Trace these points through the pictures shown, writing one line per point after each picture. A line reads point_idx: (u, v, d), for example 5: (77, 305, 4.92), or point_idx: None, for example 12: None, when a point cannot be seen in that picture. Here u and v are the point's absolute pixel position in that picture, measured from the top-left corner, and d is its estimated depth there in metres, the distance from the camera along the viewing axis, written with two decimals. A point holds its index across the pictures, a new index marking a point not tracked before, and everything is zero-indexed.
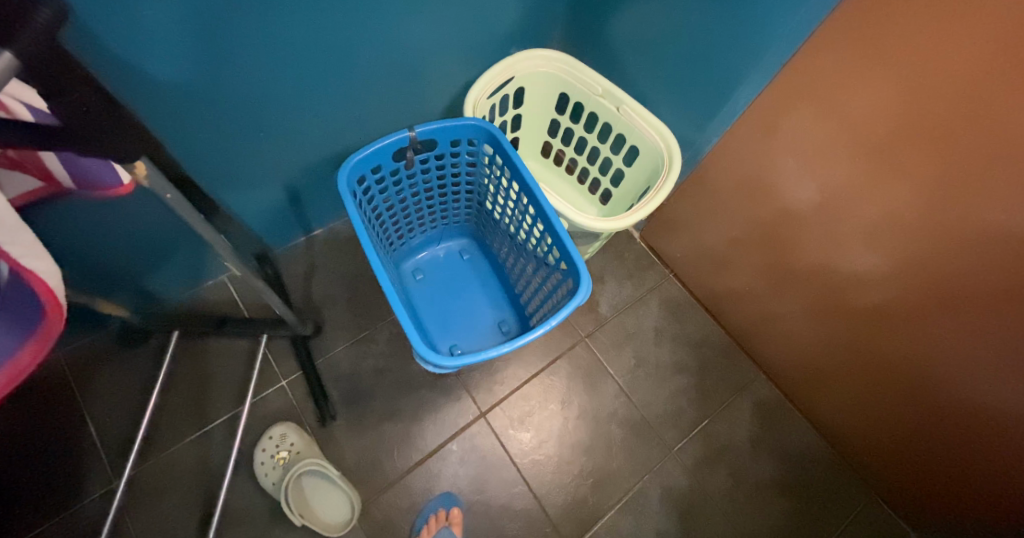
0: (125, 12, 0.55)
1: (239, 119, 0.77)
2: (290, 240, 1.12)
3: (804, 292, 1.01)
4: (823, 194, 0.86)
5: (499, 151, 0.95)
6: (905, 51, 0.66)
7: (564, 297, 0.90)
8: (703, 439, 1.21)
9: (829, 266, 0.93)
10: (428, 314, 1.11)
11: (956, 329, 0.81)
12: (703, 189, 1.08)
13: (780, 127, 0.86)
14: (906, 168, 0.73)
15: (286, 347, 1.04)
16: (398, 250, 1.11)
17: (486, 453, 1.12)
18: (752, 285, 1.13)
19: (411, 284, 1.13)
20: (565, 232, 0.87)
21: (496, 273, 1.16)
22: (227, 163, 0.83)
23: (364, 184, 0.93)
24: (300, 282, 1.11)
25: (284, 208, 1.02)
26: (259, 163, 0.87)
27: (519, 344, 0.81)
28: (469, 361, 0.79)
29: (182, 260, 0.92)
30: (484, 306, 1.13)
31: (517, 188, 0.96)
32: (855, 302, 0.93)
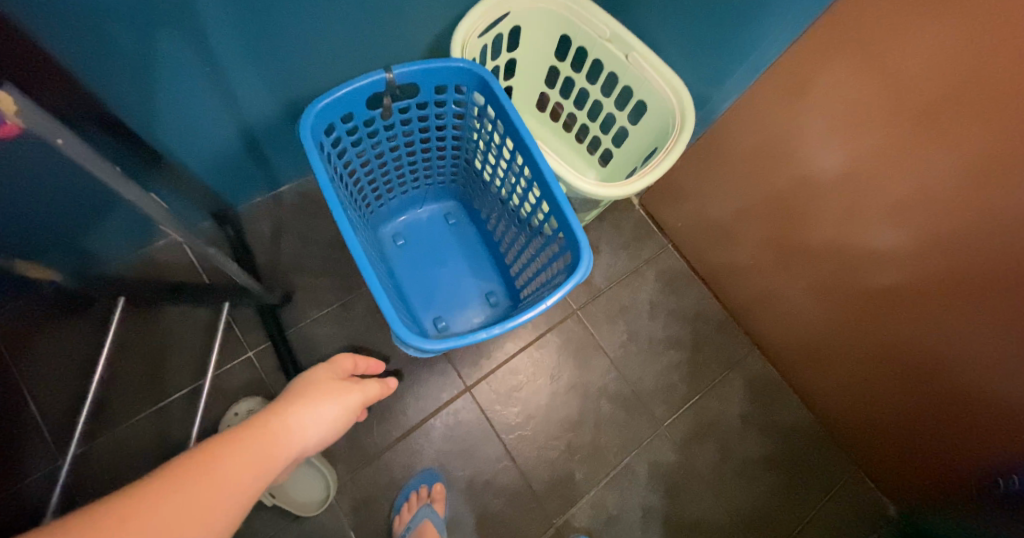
0: None
1: (175, 48, 0.64)
2: (252, 196, 1.00)
3: (813, 270, 0.95)
4: (847, 166, 0.78)
5: (490, 101, 0.84)
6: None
7: (559, 272, 0.82)
8: (694, 415, 1.17)
9: (845, 244, 0.86)
10: (409, 283, 1.03)
11: (975, 320, 0.75)
12: (712, 154, 0.99)
13: (807, 88, 0.77)
14: (953, 134, 0.64)
15: (251, 317, 0.95)
16: (377, 212, 1.01)
17: (471, 429, 1.07)
18: (757, 260, 1.06)
19: (390, 250, 1.04)
20: (564, 198, 0.78)
21: (484, 240, 1.08)
22: (160, 98, 0.70)
23: (335, 135, 0.81)
24: (267, 244, 1.00)
25: (244, 158, 0.90)
26: (201, 102, 0.75)
27: (510, 326, 0.73)
28: (452, 343, 0.71)
29: (124, 215, 0.82)
30: (470, 276, 1.05)
31: (510, 146, 0.86)
32: (869, 284, 0.87)
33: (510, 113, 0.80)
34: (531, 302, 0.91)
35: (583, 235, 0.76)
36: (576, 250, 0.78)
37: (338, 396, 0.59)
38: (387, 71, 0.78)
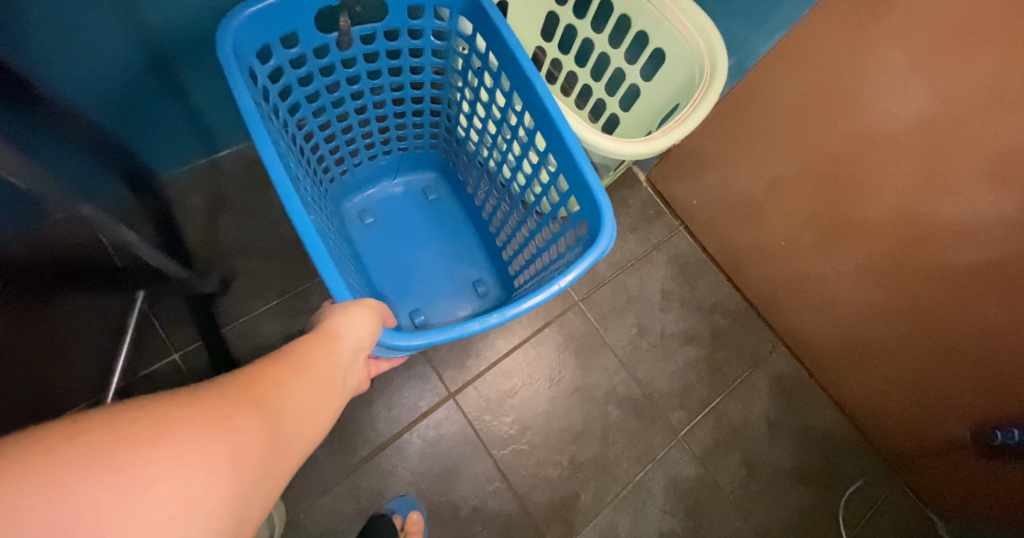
0: None
1: None
2: (182, 162, 0.81)
3: (866, 247, 0.79)
4: (931, 114, 0.62)
5: (481, 27, 0.66)
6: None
7: (568, 247, 0.65)
8: (715, 422, 1.01)
9: (914, 213, 0.70)
10: (379, 268, 0.85)
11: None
12: (744, 112, 0.83)
13: (883, 15, 0.61)
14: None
15: (180, 310, 0.76)
16: (338, 183, 0.83)
17: (456, 443, 0.89)
18: (793, 239, 0.90)
19: (356, 229, 0.86)
20: (577, 148, 0.61)
21: (472, 219, 0.90)
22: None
23: (274, 64, 0.62)
24: (201, 221, 0.81)
25: (163, 105, 0.72)
26: (87, 9, 0.55)
27: (510, 315, 0.56)
28: (431, 338, 0.54)
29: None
30: (455, 262, 0.87)
31: (505, 88, 0.68)
32: (945, 262, 0.71)
33: (507, 38, 0.63)
34: (531, 289, 0.74)
35: (604, 198, 0.59)
36: (595, 217, 0.61)
37: None
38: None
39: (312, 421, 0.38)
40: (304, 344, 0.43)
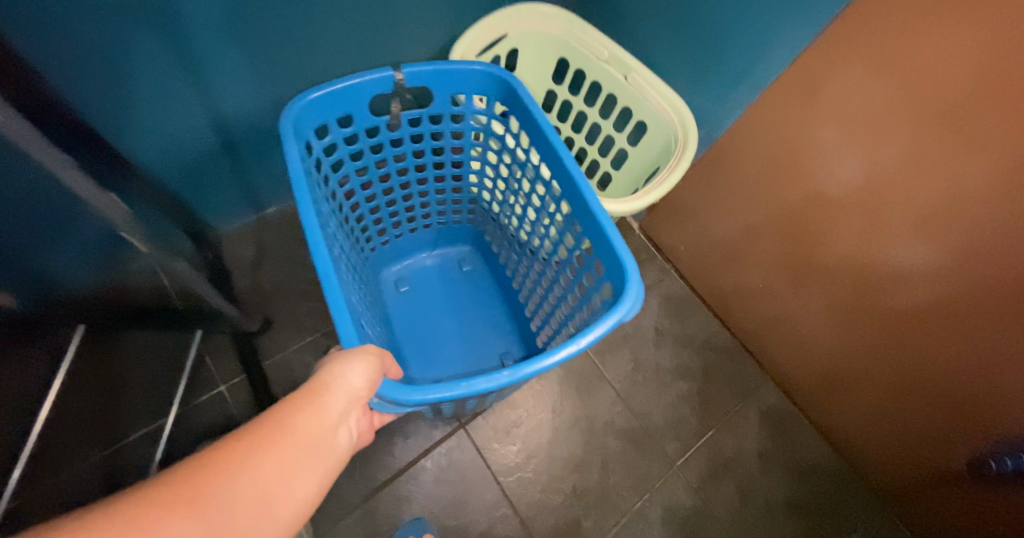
0: None
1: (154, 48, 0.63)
2: (234, 218, 0.95)
3: (828, 290, 0.89)
4: (865, 176, 0.74)
5: (515, 110, 0.77)
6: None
7: (592, 311, 0.69)
8: (708, 453, 1.08)
9: (863, 259, 0.81)
10: (407, 332, 0.96)
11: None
12: (717, 171, 0.95)
13: (820, 96, 0.73)
14: (979, 119, 0.59)
15: (227, 347, 0.87)
16: (379, 253, 0.96)
17: (466, 470, 0.97)
18: (769, 284, 1.00)
19: (393, 296, 0.98)
20: (605, 218, 0.67)
21: (500, 287, 1.01)
22: (137, 91, 0.67)
23: (329, 139, 0.74)
24: (247, 267, 0.94)
25: (224, 171, 0.86)
26: (180, 100, 0.72)
27: (520, 374, 0.55)
28: (439, 394, 0.53)
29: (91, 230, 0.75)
30: (482, 328, 0.98)
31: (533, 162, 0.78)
32: (895, 301, 0.81)
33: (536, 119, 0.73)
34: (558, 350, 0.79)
35: (629, 260, 0.64)
36: (619, 276, 0.65)
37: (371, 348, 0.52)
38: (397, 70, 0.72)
39: (272, 503, 0.37)
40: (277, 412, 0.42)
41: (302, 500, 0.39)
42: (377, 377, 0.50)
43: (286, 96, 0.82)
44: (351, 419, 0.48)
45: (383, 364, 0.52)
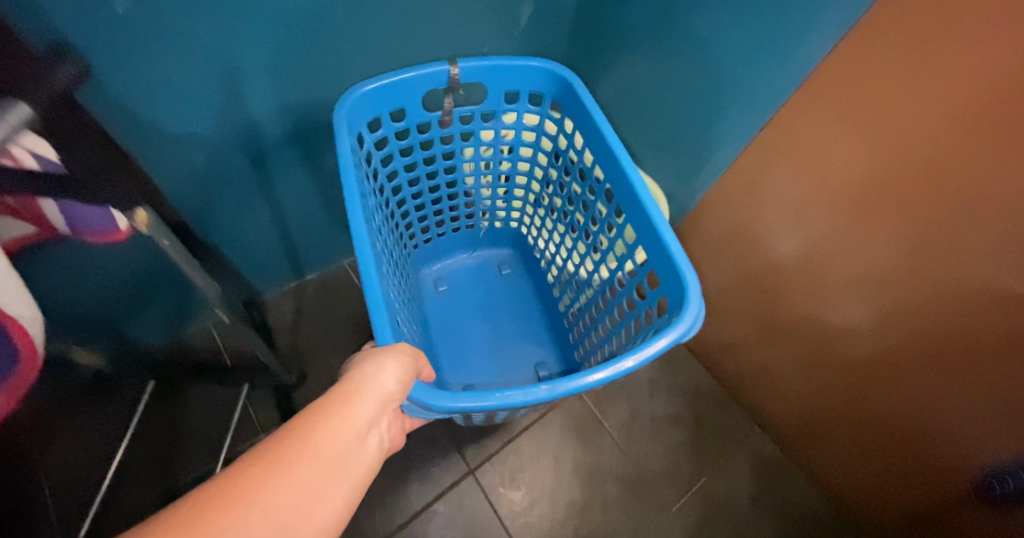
0: (133, 66, 0.58)
1: (243, 171, 0.81)
2: (280, 283, 1.09)
3: (793, 343, 1.00)
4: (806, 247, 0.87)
5: (567, 104, 0.88)
6: (901, 83, 0.64)
7: (644, 324, 0.78)
8: (702, 498, 1.16)
9: (817, 318, 0.92)
10: (444, 327, 1.08)
11: (949, 389, 0.78)
12: (694, 239, 1.09)
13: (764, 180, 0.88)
14: (893, 208, 0.71)
15: (267, 398, 0.99)
16: (421, 250, 1.10)
17: (475, 514, 1.06)
18: (744, 337, 1.11)
19: (431, 294, 1.12)
20: (667, 231, 0.75)
21: (535, 289, 1.14)
22: (222, 204, 0.83)
23: (380, 132, 0.83)
24: (287, 329, 1.08)
25: (276, 250, 1.00)
26: (254, 207, 0.88)
27: (562, 389, 0.62)
28: (472, 403, 0.60)
29: (166, 303, 0.89)
30: (516, 329, 1.10)
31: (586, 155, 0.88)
32: (846, 353, 0.91)
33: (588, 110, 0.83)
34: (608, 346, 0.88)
35: (690, 276, 0.71)
36: (675, 287, 0.73)
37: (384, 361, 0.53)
38: (454, 65, 0.81)
39: (300, 526, 0.37)
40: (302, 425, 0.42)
41: (329, 520, 0.39)
42: (406, 379, 0.54)
43: (330, 191, 0.97)
44: (381, 423, 0.49)
45: (416, 363, 0.57)
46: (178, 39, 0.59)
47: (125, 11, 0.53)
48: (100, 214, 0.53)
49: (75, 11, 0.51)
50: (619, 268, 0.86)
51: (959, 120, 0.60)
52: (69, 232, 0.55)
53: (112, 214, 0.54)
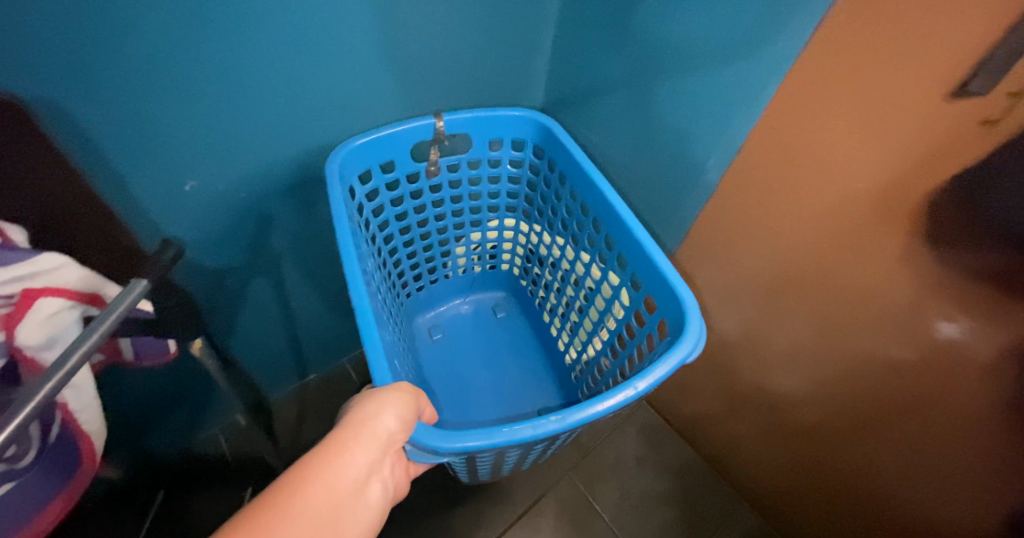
0: (193, 225, 0.62)
1: (247, 277, 0.75)
2: (284, 386, 1.02)
3: (756, 415, 0.85)
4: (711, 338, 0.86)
5: (553, 152, 0.78)
6: (769, 189, 0.61)
7: (648, 352, 0.68)
8: None
9: (768, 390, 0.80)
10: (441, 379, 0.90)
11: (884, 468, 0.68)
12: None
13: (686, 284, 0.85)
14: (815, 293, 0.63)
15: None
16: (413, 300, 0.93)
17: None
18: (716, 411, 0.93)
19: (423, 344, 0.93)
20: (657, 252, 0.66)
21: (539, 337, 0.95)
22: (244, 332, 0.83)
23: (372, 185, 0.73)
24: (290, 427, 1.01)
25: (285, 352, 0.94)
26: (263, 316, 0.83)
27: (570, 421, 0.53)
28: (479, 441, 0.51)
29: (186, 406, 0.85)
30: (524, 380, 0.91)
31: (566, 199, 0.80)
32: (801, 421, 0.77)
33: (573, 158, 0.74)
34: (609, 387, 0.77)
35: (687, 296, 0.63)
36: (676, 310, 0.64)
37: (379, 399, 0.48)
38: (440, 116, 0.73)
39: None
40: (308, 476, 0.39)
41: None
42: (410, 418, 0.48)
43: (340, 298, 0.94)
44: (385, 468, 0.45)
45: (417, 404, 0.51)
46: (233, 198, 0.64)
47: (193, 188, 0.59)
48: (157, 346, 0.56)
49: (152, 190, 0.56)
50: (615, 300, 0.75)
51: (828, 216, 0.56)
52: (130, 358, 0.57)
53: (165, 342, 0.57)
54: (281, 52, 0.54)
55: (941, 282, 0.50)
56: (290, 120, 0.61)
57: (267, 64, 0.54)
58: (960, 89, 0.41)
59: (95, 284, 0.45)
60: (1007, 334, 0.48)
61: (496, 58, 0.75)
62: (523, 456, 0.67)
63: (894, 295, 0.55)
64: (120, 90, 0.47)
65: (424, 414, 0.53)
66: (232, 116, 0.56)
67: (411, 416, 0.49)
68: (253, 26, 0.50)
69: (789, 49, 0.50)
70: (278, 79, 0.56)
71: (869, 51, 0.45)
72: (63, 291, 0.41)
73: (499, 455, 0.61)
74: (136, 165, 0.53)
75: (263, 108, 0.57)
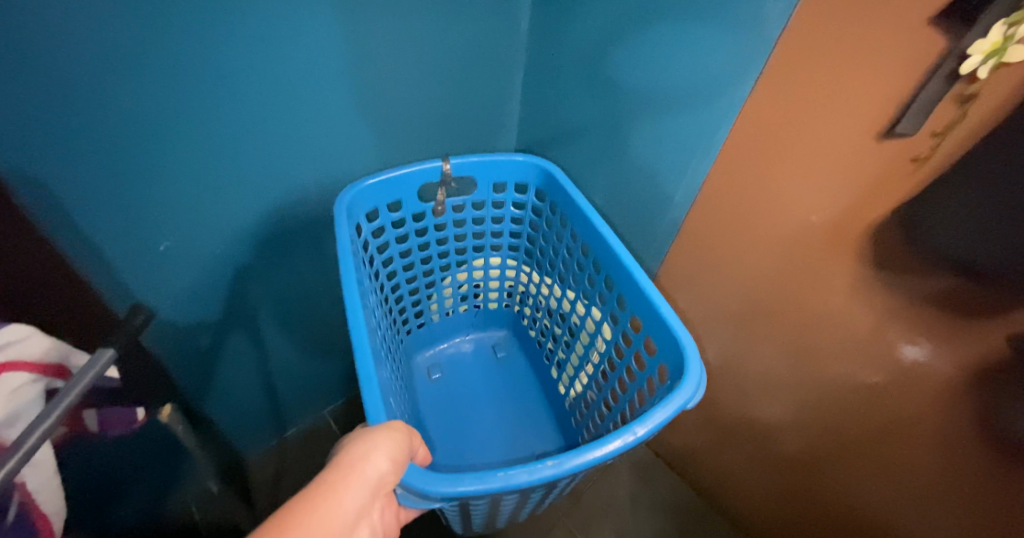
0: (162, 285, 0.61)
1: (220, 333, 0.73)
2: (261, 444, 0.98)
3: (746, 447, 0.84)
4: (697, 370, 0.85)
5: (553, 193, 0.78)
6: (733, 222, 0.63)
7: (648, 396, 0.64)
8: None
9: (753, 419, 0.79)
10: (437, 419, 0.86)
11: (875, 496, 0.67)
12: None
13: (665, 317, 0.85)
14: (789, 319, 0.64)
15: None
16: (413, 337, 0.91)
17: None
18: (706, 443, 0.92)
19: (422, 383, 0.90)
20: (653, 289, 0.64)
21: (540, 379, 0.92)
22: (218, 389, 0.80)
23: (378, 224, 0.74)
24: (267, 486, 0.96)
25: (262, 407, 0.91)
26: (236, 372, 0.80)
27: (567, 468, 0.50)
28: (472, 487, 0.48)
29: (156, 476, 0.77)
30: (522, 424, 0.87)
31: (567, 240, 0.79)
32: (790, 449, 0.76)
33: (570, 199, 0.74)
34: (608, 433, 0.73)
35: (686, 338, 0.60)
36: (674, 352, 0.61)
37: (372, 438, 0.46)
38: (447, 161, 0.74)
39: None
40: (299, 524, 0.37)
41: None
42: (402, 460, 0.46)
43: (319, 348, 0.92)
44: (374, 510, 0.43)
45: (411, 444, 0.49)
46: (209, 256, 0.63)
47: (168, 249, 0.59)
48: (128, 415, 0.57)
49: (123, 252, 0.55)
50: (614, 341, 0.73)
51: (792, 245, 0.58)
52: (94, 428, 0.55)
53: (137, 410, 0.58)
54: (253, 111, 0.55)
55: (898, 308, 0.52)
56: (263, 176, 0.62)
57: (237, 125, 0.55)
58: (889, 129, 0.44)
59: (62, 355, 0.45)
60: (965, 357, 0.49)
61: (464, 108, 0.78)
62: (520, 502, 0.63)
63: (859, 321, 0.56)
64: (90, 158, 0.47)
65: (417, 454, 0.51)
66: (207, 174, 0.56)
67: (406, 456, 0.47)
68: (224, 89, 0.52)
69: (738, 98, 0.53)
70: (251, 137, 0.57)
71: (805, 94, 0.48)
72: (25, 365, 0.41)
73: (495, 503, 0.57)
74: (110, 231, 0.53)
75: (237, 166, 0.58)
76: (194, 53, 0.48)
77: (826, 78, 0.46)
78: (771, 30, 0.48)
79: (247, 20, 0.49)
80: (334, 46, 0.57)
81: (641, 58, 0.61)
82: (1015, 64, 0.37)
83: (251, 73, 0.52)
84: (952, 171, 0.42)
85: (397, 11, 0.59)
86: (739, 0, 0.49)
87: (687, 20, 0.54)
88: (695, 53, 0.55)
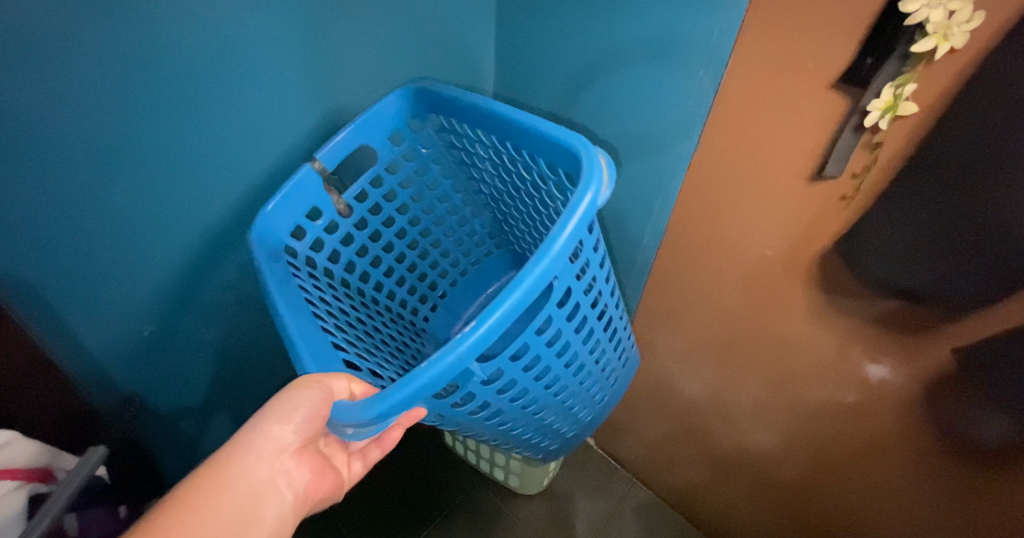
0: (143, 370, 0.60)
1: (201, 415, 0.71)
2: None
3: (741, 475, 0.83)
4: (682, 407, 0.85)
5: (445, 107, 0.64)
6: (699, 258, 0.66)
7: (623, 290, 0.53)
8: None
9: (745, 448, 0.79)
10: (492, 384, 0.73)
11: (877, 515, 0.66)
12: None
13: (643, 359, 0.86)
14: (761, 347, 0.66)
15: None
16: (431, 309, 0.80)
17: None
18: (706, 478, 0.90)
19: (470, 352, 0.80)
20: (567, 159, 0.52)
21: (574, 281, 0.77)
22: None
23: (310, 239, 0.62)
24: None
25: None
26: None
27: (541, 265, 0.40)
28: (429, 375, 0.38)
29: None
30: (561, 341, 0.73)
31: (494, 150, 0.65)
32: (780, 470, 0.76)
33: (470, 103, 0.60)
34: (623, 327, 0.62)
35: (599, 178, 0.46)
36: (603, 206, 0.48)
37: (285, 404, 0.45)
38: (315, 160, 0.59)
39: None
40: (194, 498, 0.41)
41: None
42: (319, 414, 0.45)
43: None
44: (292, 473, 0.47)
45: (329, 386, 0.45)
46: (193, 337, 0.64)
47: (151, 334, 0.59)
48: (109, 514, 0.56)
49: (105, 341, 0.55)
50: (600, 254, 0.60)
51: (754, 276, 0.61)
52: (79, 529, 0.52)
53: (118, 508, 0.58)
54: (231, 195, 0.58)
55: (856, 330, 0.55)
56: (241, 253, 0.63)
57: (216, 207, 0.57)
58: (817, 170, 0.49)
59: (49, 458, 0.47)
60: (924, 368, 0.52)
61: None
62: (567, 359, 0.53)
63: (824, 345, 0.59)
64: (71, 258, 0.48)
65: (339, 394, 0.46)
66: (187, 256, 0.58)
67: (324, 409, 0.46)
68: (203, 175, 0.54)
69: (687, 148, 0.58)
70: (228, 218, 0.59)
71: (741, 144, 0.53)
72: (8, 471, 0.43)
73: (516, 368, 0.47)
74: (94, 319, 0.53)
75: (215, 247, 0.60)
76: (173, 148, 0.50)
77: (755, 129, 0.51)
78: (707, 89, 0.53)
79: (227, 111, 0.53)
80: (306, 125, 0.61)
81: (597, 117, 0.66)
82: (908, 116, 0.41)
83: (231, 157, 0.56)
84: (875, 207, 0.46)
85: (364, 90, 0.64)
86: (676, 64, 0.54)
87: (631, 84, 0.60)
88: (644, 110, 0.60)
